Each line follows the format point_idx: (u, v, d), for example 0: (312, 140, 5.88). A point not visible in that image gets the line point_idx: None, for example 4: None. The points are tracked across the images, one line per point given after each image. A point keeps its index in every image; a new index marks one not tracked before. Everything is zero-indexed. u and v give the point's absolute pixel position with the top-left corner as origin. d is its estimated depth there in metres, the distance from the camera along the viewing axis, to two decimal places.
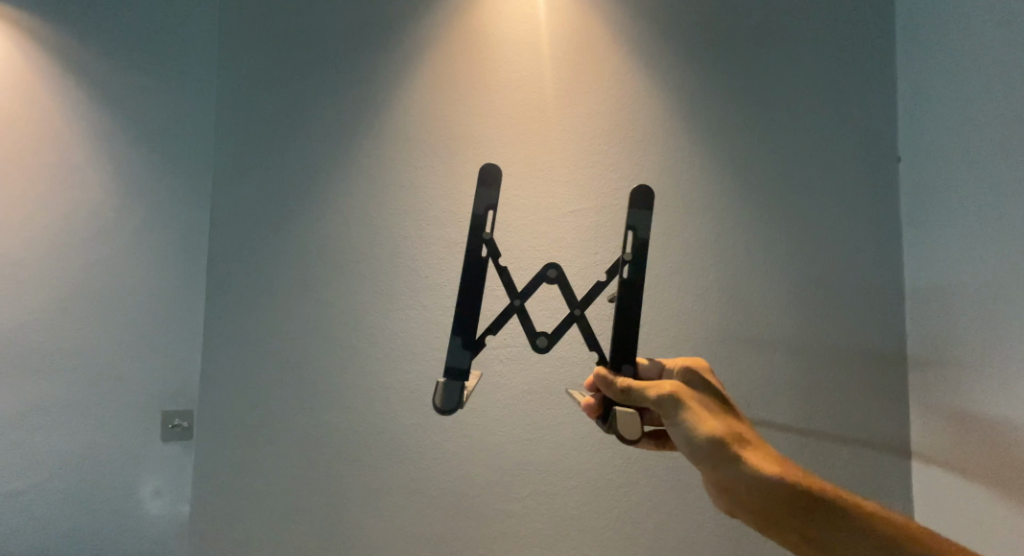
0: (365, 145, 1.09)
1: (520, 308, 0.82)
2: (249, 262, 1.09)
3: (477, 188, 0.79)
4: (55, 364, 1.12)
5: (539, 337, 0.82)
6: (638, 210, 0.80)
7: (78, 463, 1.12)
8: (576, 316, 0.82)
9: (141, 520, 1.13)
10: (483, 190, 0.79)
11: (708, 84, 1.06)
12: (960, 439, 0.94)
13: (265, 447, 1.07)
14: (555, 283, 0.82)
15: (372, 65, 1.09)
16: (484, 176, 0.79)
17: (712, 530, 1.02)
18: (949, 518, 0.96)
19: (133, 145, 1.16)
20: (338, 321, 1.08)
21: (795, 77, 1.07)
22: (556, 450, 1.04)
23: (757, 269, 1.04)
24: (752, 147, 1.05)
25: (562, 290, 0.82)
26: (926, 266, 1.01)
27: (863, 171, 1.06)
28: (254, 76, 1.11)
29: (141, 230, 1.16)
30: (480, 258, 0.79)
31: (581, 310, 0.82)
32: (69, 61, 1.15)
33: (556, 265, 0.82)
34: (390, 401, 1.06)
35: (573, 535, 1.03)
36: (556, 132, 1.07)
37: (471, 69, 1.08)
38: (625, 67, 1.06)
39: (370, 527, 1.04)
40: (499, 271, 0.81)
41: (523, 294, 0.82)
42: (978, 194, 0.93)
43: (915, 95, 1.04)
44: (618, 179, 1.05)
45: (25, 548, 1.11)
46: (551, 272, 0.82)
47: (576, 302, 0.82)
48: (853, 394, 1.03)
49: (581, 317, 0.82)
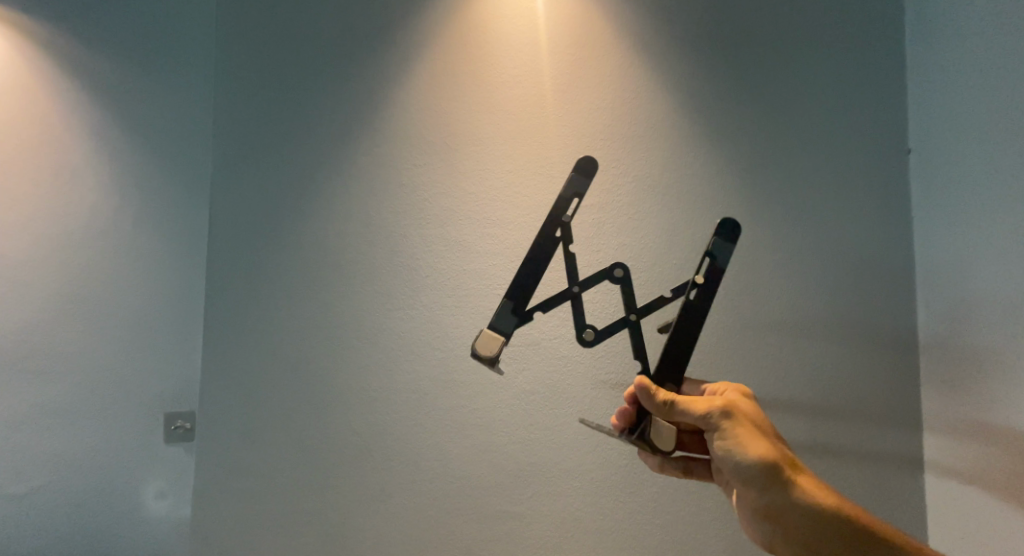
0: (364, 142, 1.08)
1: (573, 299, 0.82)
2: (248, 262, 1.09)
3: (570, 176, 0.82)
4: (56, 367, 1.12)
5: (584, 333, 0.82)
6: (721, 239, 0.79)
7: (80, 466, 1.12)
8: (630, 322, 0.82)
9: (146, 521, 1.14)
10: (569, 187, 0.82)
11: (711, 77, 1.04)
12: (970, 438, 0.92)
13: (267, 449, 1.07)
14: (624, 282, 0.82)
15: (370, 62, 1.08)
16: (582, 167, 0.81)
17: (720, 532, 1.00)
18: (960, 517, 0.94)
19: (133, 147, 1.16)
20: (338, 323, 1.07)
21: (800, 68, 1.03)
22: (560, 451, 1.02)
23: (764, 267, 1.02)
24: (756, 142, 1.03)
25: (624, 293, 0.82)
26: (937, 261, 0.98)
27: (873, 165, 1.02)
28: (252, 76, 1.10)
29: (143, 233, 1.16)
30: (552, 238, 0.82)
31: (637, 317, 0.82)
32: (66, 62, 1.15)
33: (623, 265, 0.82)
34: (392, 401, 1.05)
35: (577, 536, 1.01)
36: (557, 128, 1.05)
37: (470, 66, 1.06)
38: (625, 62, 1.04)
39: (370, 528, 1.04)
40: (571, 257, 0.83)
41: (581, 285, 0.82)
42: (991, 186, 0.90)
43: (925, 84, 1.00)
44: (620, 174, 1.04)
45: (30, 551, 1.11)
46: (618, 272, 0.82)
47: (631, 308, 0.82)
48: (861, 394, 1.00)
49: (629, 323, 0.81)
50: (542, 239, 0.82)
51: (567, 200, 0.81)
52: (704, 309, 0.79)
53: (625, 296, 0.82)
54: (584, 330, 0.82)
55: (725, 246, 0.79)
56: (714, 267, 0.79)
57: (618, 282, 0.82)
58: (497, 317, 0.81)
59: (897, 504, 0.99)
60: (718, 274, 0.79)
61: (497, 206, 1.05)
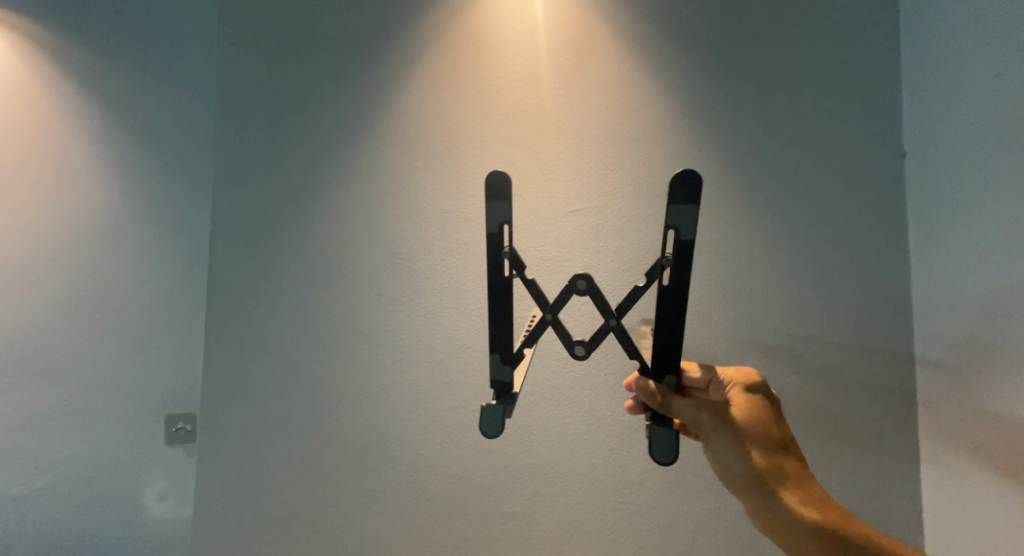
0: (363, 145, 1.09)
1: (552, 324, 0.75)
2: (250, 264, 1.10)
3: (488, 203, 0.68)
4: (57, 369, 1.12)
5: (575, 348, 0.77)
6: (679, 206, 0.66)
7: (81, 468, 1.13)
8: (613, 323, 0.75)
9: (148, 523, 1.14)
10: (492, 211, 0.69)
11: (708, 80, 1.05)
12: (965, 438, 0.92)
13: (268, 450, 1.07)
14: (590, 292, 0.73)
15: (370, 66, 1.09)
16: (497, 182, 0.67)
17: (719, 534, 1.00)
18: (956, 518, 0.94)
19: (134, 150, 1.17)
20: (338, 325, 1.08)
21: (796, 73, 1.04)
22: (558, 452, 1.03)
23: (759, 269, 1.03)
24: (752, 145, 1.04)
25: (596, 300, 0.74)
26: (933, 262, 0.98)
27: (868, 168, 1.03)
28: (253, 80, 1.11)
29: (144, 235, 1.16)
30: (504, 277, 0.72)
31: (618, 319, 0.75)
32: (68, 66, 1.15)
33: (583, 274, 0.73)
34: (392, 403, 1.06)
35: (576, 537, 1.02)
36: (556, 132, 1.06)
37: (469, 70, 1.07)
38: (622, 66, 1.05)
39: (370, 528, 1.05)
40: (526, 281, 0.73)
41: (553, 306, 0.74)
42: (983, 189, 0.91)
43: (920, 87, 1.01)
44: (617, 177, 1.05)
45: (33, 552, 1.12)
46: (582, 283, 0.73)
47: (610, 312, 0.75)
48: (858, 395, 1.01)
49: (614, 329, 0.75)
50: (495, 286, 0.72)
51: (501, 230, 0.69)
52: (685, 290, 0.70)
53: (599, 306, 0.74)
54: (574, 344, 0.77)
55: (686, 213, 0.66)
56: (684, 240, 0.68)
57: (584, 294, 0.73)
58: (492, 373, 0.74)
59: (893, 505, 1.00)
60: (689, 249, 0.67)
61: None
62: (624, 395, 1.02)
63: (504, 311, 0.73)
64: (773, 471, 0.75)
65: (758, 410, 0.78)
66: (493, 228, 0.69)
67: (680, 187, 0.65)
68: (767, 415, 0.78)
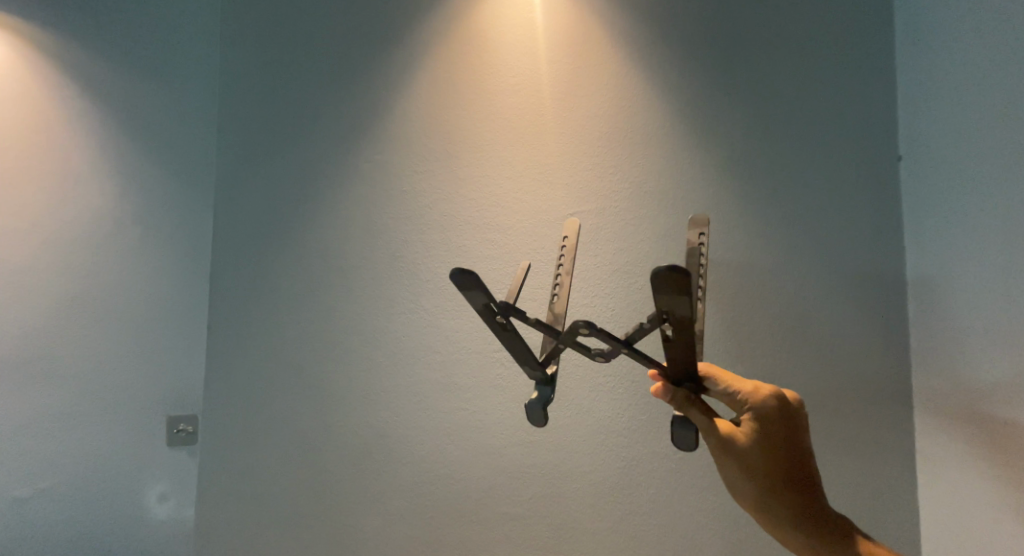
0: (364, 148, 1.10)
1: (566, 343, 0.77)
2: (252, 266, 1.11)
3: (461, 288, 0.70)
4: (58, 371, 1.13)
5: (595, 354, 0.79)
6: (667, 294, 0.64)
7: (82, 469, 1.13)
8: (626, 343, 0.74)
9: (148, 523, 1.15)
10: (468, 289, 0.70)
11: (705, 84, 1.06)
12: (961, 438, 0.93)
13: (269, 450, 1.08)
14: (596, 334, 0.71)
15: (371, 70, 1.10)
16: (456, 275, 0.69)
17: (717, 535, 1.01)
18: (952, 517, 0.95)
19: (137, 153, 1.18)
20: (339, 326, 1.08)
21: (792, 77, 1.06)
22: (558, 453, 1.04)
23: (757, 271, 1.04)
24: (750, 148, 1.05)
25: (602, 337, 0.72)
26: (929, 264, 0.99)
27: (863, 171, 1.04)
28: (256, 84, 1.13)
29: (146, 238, 1.17)
30: (503, 326, 0.74)
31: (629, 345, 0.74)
32: (70, 69, 1.16)
33: (584, 322, 0.70)
34: (392, 404, 1.07)
35: (575, 537, 1.03)
36: (555, 135, 1.07)
37: (470, 74, 1.08)
38: (622, 70, 1.07)
39: (371, 528, 1.05)
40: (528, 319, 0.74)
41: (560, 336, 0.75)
42: (980, 191, 0.91)
43: (916, 92, 1.02)
44: (617, 180, 1.06)
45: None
46: (584, 328, 0.71)
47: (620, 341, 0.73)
48: (855, 396, 1.02)
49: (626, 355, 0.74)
50: (499, 330, 0.75)
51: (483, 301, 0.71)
52: (688, 338, 0.70)
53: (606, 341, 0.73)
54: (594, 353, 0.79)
55: (676, 298, 0.64)
56: (680, 313, 0.67)
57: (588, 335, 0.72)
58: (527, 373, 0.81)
59: (890, 505, 1.00)
60: (687, 317, 0.66)
61: (498, 212, 1.07)
62: (624, 396, 1.03)
63: (516, 346, 0.76)
64: (784, 491, 0.73)
65: (773, 429, 0.74)
66: (481, 292, 0.71)
67: (662, 283, 0.63)
68: (782, 435, 0.74)
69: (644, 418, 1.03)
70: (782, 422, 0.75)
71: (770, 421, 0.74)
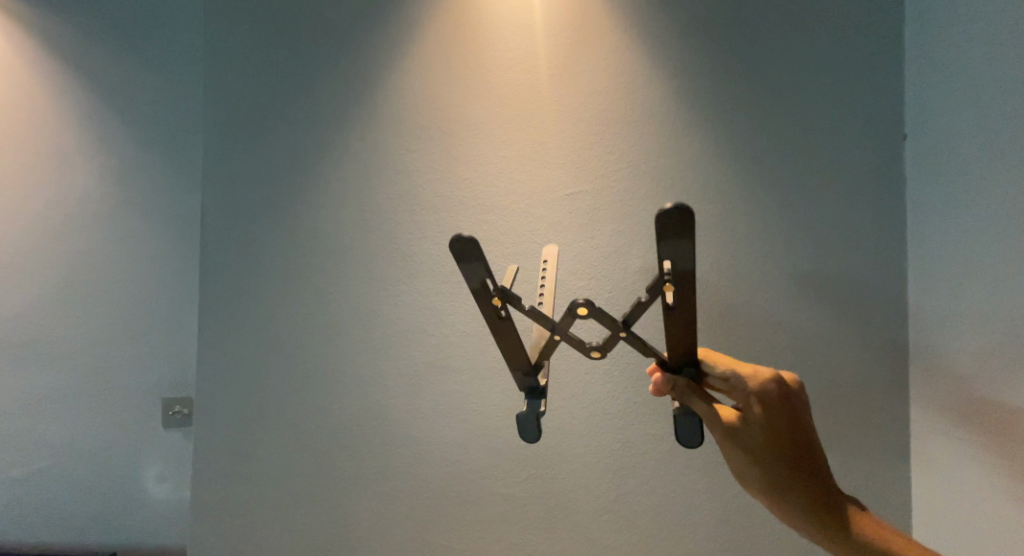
0: (354, 126, 1.07)
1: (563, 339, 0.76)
2: (240, 248, 1.09)
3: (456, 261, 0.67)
4: (60, 348, 1.14)
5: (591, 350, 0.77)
6: (673, 241, 0.63)
7: (86, 447, 1.15)
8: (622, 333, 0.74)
9: (147, 504, 1.16)
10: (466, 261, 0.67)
11: (705, 60, 1.02)
12: (954, 423, 0.93)
13: (264, 431, 1.08)
14: (594, 316, 0.71)
15: (360, 44, 1.07)
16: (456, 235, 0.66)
17: (711, 515, 1.02)
18: (942, 499, 0.95)
19: (122, 131, 1.15)
20: (331, 309, 1.07)
21: (795, 53, 1.02)
22: (552, 434, 1.04)
23: (755, 253, 1.02)
24: (749, 127, 1.02)
25: (602, 317, 0.71)
26: (931, 247, 0.97)
27: (866, 151, 1.01)
28: (241, 59, 1.09)
29: (134, 219, 1.15)
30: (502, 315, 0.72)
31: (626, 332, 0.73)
32: (56, 47, 1.14)
33: (587, 300, 0.70)
34: (387, 386, 1.06)
35: (568, 516, 1.03)
36: (550, 113, 1.04)
37: (461, 49, 1.05)
38: (619, 45, 1.03)
39: (365, 508, 1.06)
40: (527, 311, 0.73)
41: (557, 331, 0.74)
42: (979, 173, 0.89)
43: (922, 69, 0.98)
44: (613, 159, 1.03)
45: (46, 526, 1.16)
46: (585, 308, 0.70)
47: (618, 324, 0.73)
48: (850, 379, 1.01)
49: (624, 340, 0.74)
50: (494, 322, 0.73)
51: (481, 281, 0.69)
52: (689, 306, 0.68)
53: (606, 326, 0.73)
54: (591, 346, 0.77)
55: (682, 243, 0.63)
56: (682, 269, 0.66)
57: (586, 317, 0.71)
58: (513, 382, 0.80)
59: (881, 486, 1.01)
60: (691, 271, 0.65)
61: (492, 192, 1.05)
62: (619, 378, 1.03)
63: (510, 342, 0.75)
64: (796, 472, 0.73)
65: (774, 409, 0.74)
66: (483, 267, 0.68)
67: (666, 223, 0.62)
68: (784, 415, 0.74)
69: (639, 401, 1.02)
70: (784, 405, 0.74)
71: (771, 405, 0.74)
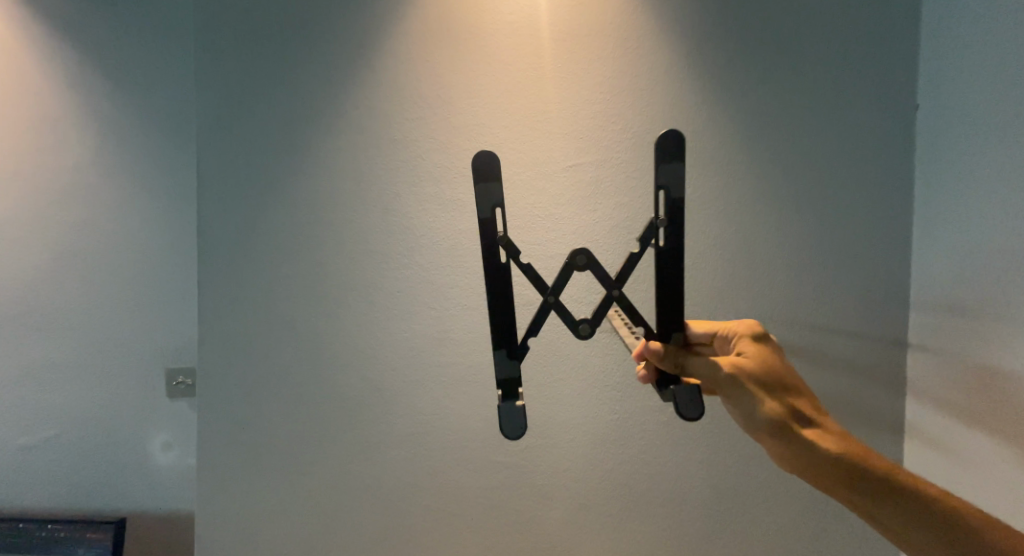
0: (351, 93, 1.04)
1: (555, 307, 0.76)
2: (238, 219, 1.08)
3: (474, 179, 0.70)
4: (62, 320, 1.15)
5: (580, 325, 0.76)
6: (669, 166, 0.70)
7: (92, 417, 1.17)
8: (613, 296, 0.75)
9: (156, 470, 1.19)
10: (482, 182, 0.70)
11: (713, 26, 0.99)
12: (950, 397, 0.94)
13: (267, 401, 1.09)
14: (589, 267, 0.74)
15: (354, 7, 1.03)
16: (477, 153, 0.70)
17: (707, 483, 1.04)
18: (935, 470, 0.97)
19: (113, 99, 1.12)
20: (332, 279, 1.07)
21: (807, 19, 0.98)
22: (551, 406, 1.05)
23: (759, 227, 1.01)
24: (756, 98, 0.99)
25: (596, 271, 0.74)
26: (936, 221, 0.96)
27: (875, 122, 0.99)
28: (231, 22, 1.05)
29: (129, 190, 1.14)
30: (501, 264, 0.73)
31: (620, 291, 0.75)
32: (41, 11, 1.10)
33: (584, 250, 0.74)
34: (388, 357, 1.07)
35: (567, 484, 1.06)
36: (552, 81, 1.01)
37: (460, 13, 1.01)
38: (624, 9, 0.99)
39: (369, 475, 1.09)
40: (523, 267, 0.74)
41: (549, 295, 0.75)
42: (990, 147, 0.87)
43: (937, 36, 0.95)
44: (616, 129, 1.01)
45: (57, 493, 1.19)
46: (581, 257, 0.74)
47: (613, 282, 0.75)
48: (848, 353, 1.02)
49: (618, 300, 0.75)
50: (492, 273, 0.73)
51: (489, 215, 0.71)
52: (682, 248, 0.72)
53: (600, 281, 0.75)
54: (580, 321, 0.76)
55: (678, 167, 0.70)
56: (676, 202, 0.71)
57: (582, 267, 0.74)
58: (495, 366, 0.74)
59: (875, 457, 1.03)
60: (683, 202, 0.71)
61: None
62: (618, 351, 1.03)
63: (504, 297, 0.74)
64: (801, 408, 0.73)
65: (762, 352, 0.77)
66: (495, 193, 0.71)
67: (666, 145, 0.69)
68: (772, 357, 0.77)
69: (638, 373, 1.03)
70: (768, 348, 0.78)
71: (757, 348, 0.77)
